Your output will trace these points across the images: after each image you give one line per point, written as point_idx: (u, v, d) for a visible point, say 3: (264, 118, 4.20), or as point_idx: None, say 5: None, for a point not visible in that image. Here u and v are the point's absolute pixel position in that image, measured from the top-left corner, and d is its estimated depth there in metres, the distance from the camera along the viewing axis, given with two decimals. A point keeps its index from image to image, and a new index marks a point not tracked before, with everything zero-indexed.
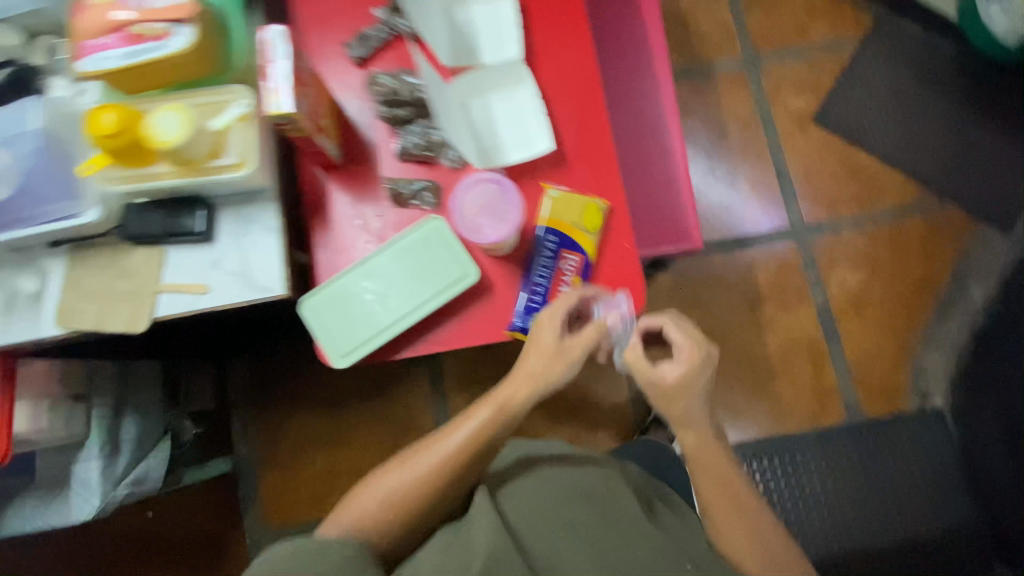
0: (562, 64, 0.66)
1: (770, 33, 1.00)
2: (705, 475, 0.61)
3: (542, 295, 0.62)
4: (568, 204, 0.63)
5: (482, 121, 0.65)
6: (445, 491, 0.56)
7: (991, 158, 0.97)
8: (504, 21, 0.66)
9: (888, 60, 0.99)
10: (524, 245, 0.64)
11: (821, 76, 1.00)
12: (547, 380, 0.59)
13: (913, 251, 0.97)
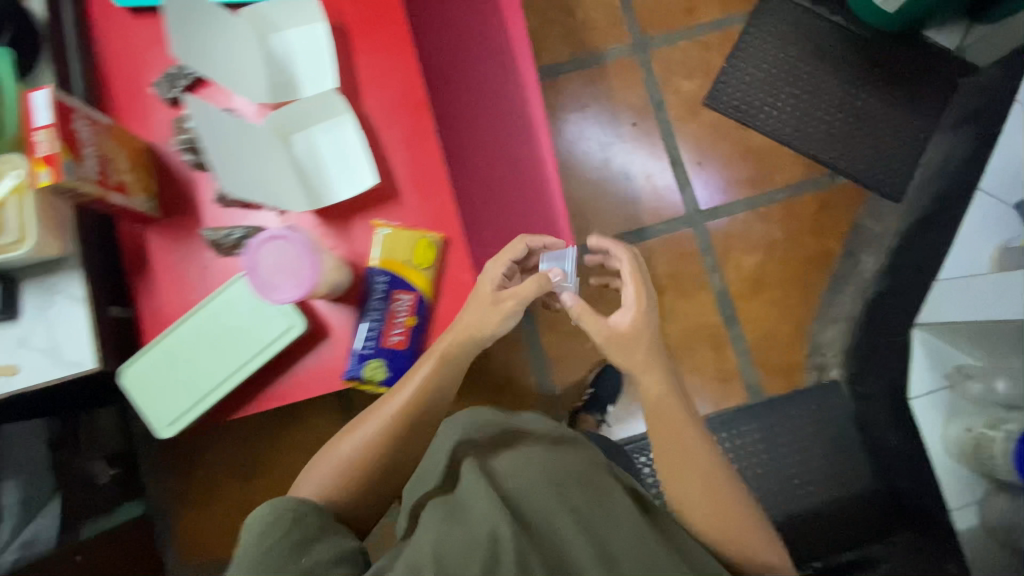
0: (388, 85, 0.63)
1: (659, 19, 1.18)
2: (664, 433, 0.61)
3: (374, 341, 0.58)
4: (397, 239, 0.59)
5: (307, 159, 0.62)
6: (393, 453, 0.58)
7: (875, 123, 1.13)
8: (320, 48, 0.63)
9: (776, 38, 1.15)
10: (358, 288, 0.60)
11: (710, 58, 1.17)
12: (478, 334, 0.59)
13: (809, 229, 1.11)
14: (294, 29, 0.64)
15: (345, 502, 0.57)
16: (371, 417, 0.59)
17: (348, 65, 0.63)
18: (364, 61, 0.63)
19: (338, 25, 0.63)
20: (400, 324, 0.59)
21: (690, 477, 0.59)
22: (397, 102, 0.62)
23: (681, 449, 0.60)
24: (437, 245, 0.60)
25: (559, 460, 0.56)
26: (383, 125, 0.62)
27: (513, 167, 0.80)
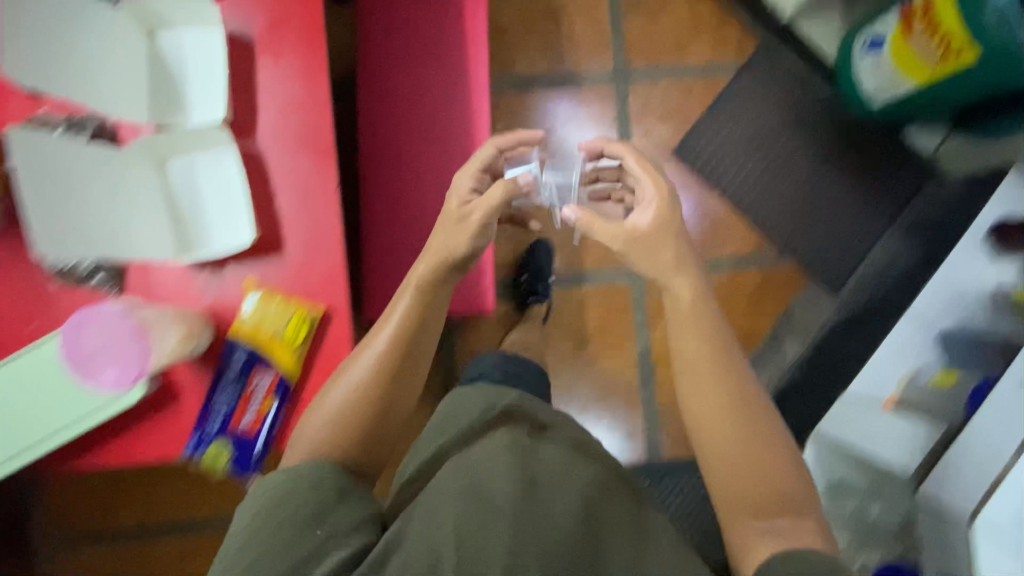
0: (298, 120, 0.73)
1: (644, 42, 1.11)
2: (710, 386, 0.59)
3: (224, 413, 0.73)
4: (270, 314, 0.72)
5: (178, 190, 0.73)
6: (384, 398, 0.60)
7: (839, 205, 1.10)
8: (204, 63, 0.73)
9: (751, 93, 1.10)
10: (223, 355, 0.73)
11: (689, 98, 1.10)
12: (449, 256, 0.63)
13: (748, 307, 1.10)
14: (183, 40, 0.74)
15: (344, 456, 0.58)
16: (356, 363, 0.61)
17: (253, 111, 0.73)
18: (265, 108, 0.73)
19: (245, 52, 0.73)
20: (256, 404, 0.73)
21: (715, 414, 0.58)
22: (296, 149, 0.73)
23: (704, 381, 0.59)
24: (307, 329, 0.73)
25: (586, 470, 0.61)
26: (281, 169, 0.73)
27: (432, 178, 0.89)
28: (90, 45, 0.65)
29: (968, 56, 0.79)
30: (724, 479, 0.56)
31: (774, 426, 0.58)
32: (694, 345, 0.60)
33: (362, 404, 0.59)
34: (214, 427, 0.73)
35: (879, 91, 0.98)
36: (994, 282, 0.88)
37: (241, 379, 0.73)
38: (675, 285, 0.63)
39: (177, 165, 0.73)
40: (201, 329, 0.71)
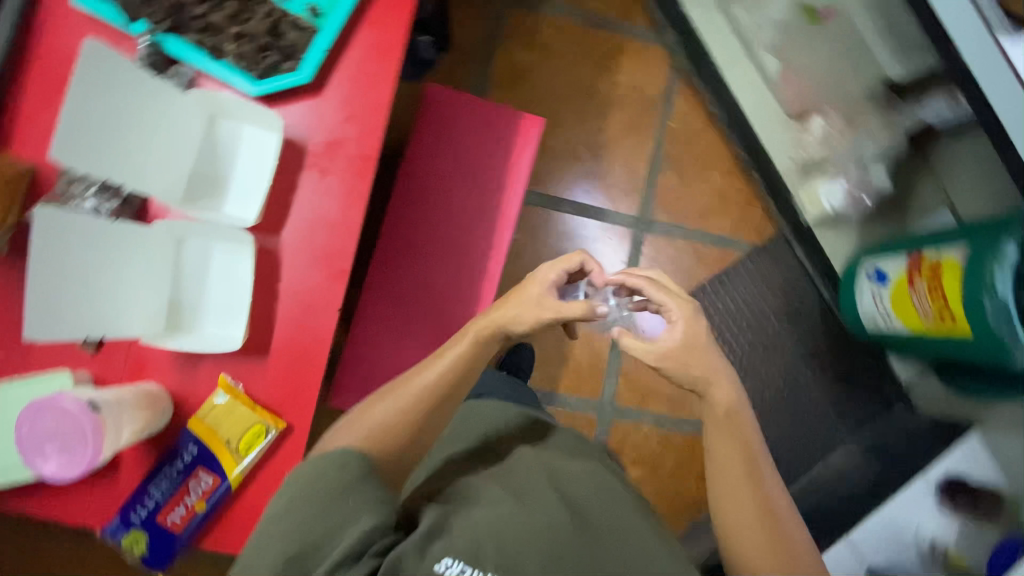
0: (335, 231, 0.80)
1: (667, 216, 1.60)
2: (730, 471, 0.72)
3: (153, 506, 0.74)
4: (231, 417, 0.76)
5: (194, 269, 0.77)
6: (417, 424, 0.70)
7: (771, 380, 1.57)
8: (261, 163, 0.78)
9: (736, 284, 1.60)
10: (172, 446, 0.76)
11: (689, 270, 1.60)
12: (507, 325, 0.77)
13: (692, 465, 1.41)
14: (244, 133, 0.78)
15: (377, 457, 0.66)
16: (400, 393, 0.71)
17: (286, 211, 0.80)
18: (298, 212, 0.80)
19: (301, 161, 0.80)
20: (187, 505, 0.75)
21: (734, 475, 0.71)
22: (318, 253, 0.80)
23: (728, 477, 0.72)
24: (265, 439, 0.76)
25: (604, 478, 0.79)
26: (307, 272, 0.79)
27: (456, 288, 1.10)
28: (153, 136, 0.69)
29: (961, 327, 1.07)
30: (748, 541, 0.68)
31: (785, 504, 0.71)
32: (727, 450, 0.73)
33: (402, 422, 0.69)
34: (138, 517, 0.74)
35: (869, 310, 1.36)
36: (932, 534, 1.11)
37: (183, 476, 0.75)
38: (719, 395, 0.74)
39: (195, 249, 0.77)
40: (159, 414, 0.73)
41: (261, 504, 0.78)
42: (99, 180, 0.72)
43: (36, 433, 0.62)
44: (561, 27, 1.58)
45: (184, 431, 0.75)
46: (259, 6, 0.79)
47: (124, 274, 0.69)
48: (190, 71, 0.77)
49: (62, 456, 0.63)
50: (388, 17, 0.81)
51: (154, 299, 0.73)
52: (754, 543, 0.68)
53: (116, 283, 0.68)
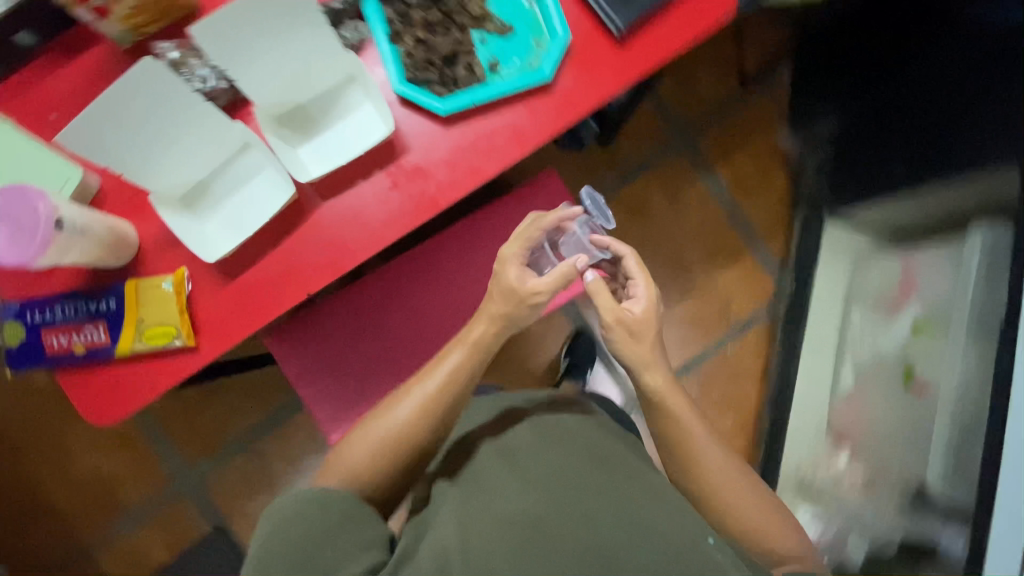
0: (364, 233, 0.81)
1: None
2: (702, 461, 0.81)
3: (45, 319, 0.75)
4: (162, 306, 0.77)
5: (239, 173, 0.80)
6: (428, 426, 0.76)
7: None
8: (354, 138, 0.80)
9: None
10: (100, 287, 0.77)
11: None
12: (499, 317, 0.81)
13: None
14: (362, 108, 0.81)
15: (377, 479, 0.74)
16: (411, 395, 0.77)
17: (340, 190, 0.81)
18: (349, 197, 0.81)
19: (384, 161, 0.81)
20: (71, 340, 0.75)
21: (706, 462, 0.81)
22: (336, 241, 0.81)
23: (700, 473, 0.81)
24: (170, 344, 0.77)
25: (577, 457, 0.74)
26: (316, 244, 0.80)
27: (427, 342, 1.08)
28: (286, 58, 0.74)
29: None
30: (734, 511, 0.80)
31: (732, 469, 0.81)
32: (704, 449, 0.81)
33: (400, 448, 0.75)
34: (29, 319, 0.75)
35: None
36: None
37: (86, 316, 0.75)
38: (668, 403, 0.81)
39: (253, 158, 0.79)
40: (110, 257, 0.75)
41: (127, 386, 0.78)
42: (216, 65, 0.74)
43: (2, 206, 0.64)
44: (704, 200, 1.57)
45: (116, 285, 0.77)
46: (454, 32, 0.82)
47: (178, 136, 0.73)
48: (360, 36, 0.79)
49: (9, 234, 0.64)
50: (545, 113, 0.83)
51: (186, 171, 0.77)
52: (743, 510, 0.80)
53: (168, 143, 0.73)
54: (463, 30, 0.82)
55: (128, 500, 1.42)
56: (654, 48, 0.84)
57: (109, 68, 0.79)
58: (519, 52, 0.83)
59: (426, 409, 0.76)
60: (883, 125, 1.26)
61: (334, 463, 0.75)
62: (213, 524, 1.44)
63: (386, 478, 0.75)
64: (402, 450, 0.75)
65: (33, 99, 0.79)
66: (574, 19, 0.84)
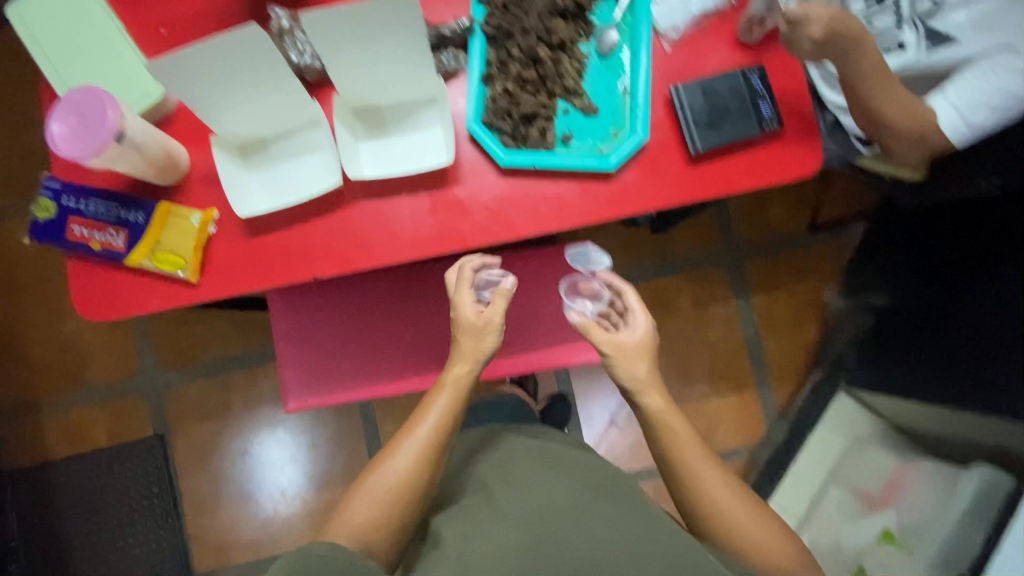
0: (387, 243, 0.83)
1: None
2: (708, 486, 0.77)
3: (76, 209, 0.78)
4: (183, 237, 0.80)
5: (299, 145, 0.84)
6: (423, 468, 0.77)
7: None
8: (413, 157, 0.84)
9: None
10: (136, 199, 0.81)
11: None
12: (477, 355, 0.82)
13: None
14: (430, 131, 0.84)
15: (384, 538, 0.74)
16: (403, 444, 0.78)
17: (381, 197, 0.83)
18: (387, 206, 0.83)
19: (431, 185, 0.83)
20: (91, 235, 0.79)
21: (715, 486, 0.77)
22: (359, 240, 0.83)
23: (706, 499, 0.77)
24: (176, 273, 0.80)
25: (574, 486, 0.77)
26: (340, 236, 0.83)
27: (406, 358, 1.08)
28: (380, 66, 0.77)
29: None
30: (749, 542, 0.74)
31: (737, 485, 0.78)
32: (711, 475, 0.78)
33: (399, 503, 0.75)
34: (61, 201, 0.79)
35: None
36: None
37: (113, 221, 0.79)
38: (677, 432, 0.80)
39: (317, 137, 0.83)
40: (160, 176, 0.79)
41: (124, 296, 0.81)
42: (311, 51, 0.78)
43: (79, 101, 0.68)
44: (729, 322, 1.55)
45: (149, 204, 0.80)
46: (542, 94, 0.83)
47: (257, 97, 0.76)
48: (456, 66, 0.82)
49: (75, 125, 0.68)
50: (598, 199, 0.84)
51: (251, 126, 0.80)
52: (761, 541, 0.74)
53: (243, 99, 0.76)
54: (551, 95, 0.83)
55: (93, 374, 1.48)
56: (721, 176, 0.85)
57: (227, 8, 0.84)
58: (594, 135, 0.85)
59: (418, 455, 0.77)
60: (923, 327, 1.21)
61: (343, 522, 0.74)
62: (158, 430, 1.49)
63: (394, 531, 0.75)
64: (401, 501, 0.75)
65: (150, 7, 0.84)
66: (658, 122, 0.84)
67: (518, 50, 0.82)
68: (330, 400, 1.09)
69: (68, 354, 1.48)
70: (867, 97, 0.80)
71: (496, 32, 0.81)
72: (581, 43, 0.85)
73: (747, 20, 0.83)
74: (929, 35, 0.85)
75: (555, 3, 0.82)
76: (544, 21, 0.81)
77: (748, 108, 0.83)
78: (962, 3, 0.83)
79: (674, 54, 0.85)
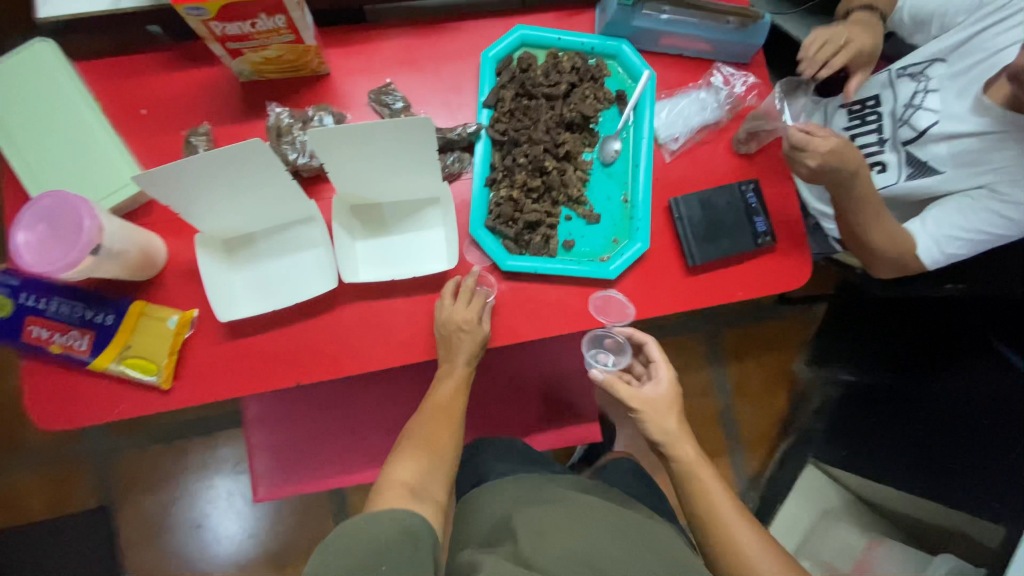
0: (380, 344, 0.79)
1: None
2: (738, 535, 0.73)
3: (34, 306, 0.71)
4: (158, 339, 0.74)
5: (290, 243, 0.79)
6: (455, 430, 0.77)
7: None
8: (412, 258, 0.81)
9: None
10: (106, 296, 0.74)
11: None
12: (476, 353, 0.79)
13: None
14: (428, 231, 0.82)
15: (427, 497, 0.67)
16: (432, 415, 0.77)
17: (377, 295, 0.79)
18: (381, 307, 0.79)
19: (429, 285, 0.80)
20: (51, 336, 0.71)
21: (743, 536, 0.72)
22: (349, 341, 0.79)
23: (733, 552, 0.72)
24: (147, 380, 0.73)
25: (596, 521, 0.74)
26: (330, 335, 0.78)
27: (387, 445, 1.03)
28: (384, 171, 0.74)
29: None
30: None
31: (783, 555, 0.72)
32: (740, 525, 0.74)
33: (432, 470, 0.70)
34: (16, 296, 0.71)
35: None
36: None
37: (78, 321, 0.72)
38: (705, 480, 0.78)
39: (309, 235, 0.79)
40: (136, 274, 0.73)
41: (84, 400, 0.74)
42: (310, 146, 0.75)
43: (46, 208, 0.62)
44: (705, 389, 1.57)
45: (120, 303, 0.73)
46: (545, 202, 0.83)
47: (252, 200, 0.72)
48: (460, 168, 0.81)
49: (43, 233, 0.62)
50: (598, 307, 0.83)
51: (241, 223, 0.76)
52: None
53: (235, 199, 0.71)
54: (554, 202, 0.83)
55: (23, 442, 1.33)
56: (718, 286, 0.85)
57: (225, 96, 0.81)
58: (595, 243, 0.85)
59: (436, 426, 0.76)
60: (882, 415, 1.27)
61: (389, 482, 0.67)
62: (101, 500, 1.33)
63: (443, 489, 0.70)
64: (433, 467, 0.71)
65: (135, 86, 0.79)
66: (657, 230, 0.85)
67: (524, 157, 0.81)
68: (304, 489, 1.01)
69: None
70: (858, 219, 0.85)
71: (502, 137, 0.82)
72: (584, 151, 0.86)
73: (744, 132, 0.86)
74: (911, 161, 0.90)
75: (563, 115, 0.83)
76: (551, 133, 0.83)
77: (744, 222, 0.85)
78: (945, 136, 0.86)
79: (674, 164, 0.87)
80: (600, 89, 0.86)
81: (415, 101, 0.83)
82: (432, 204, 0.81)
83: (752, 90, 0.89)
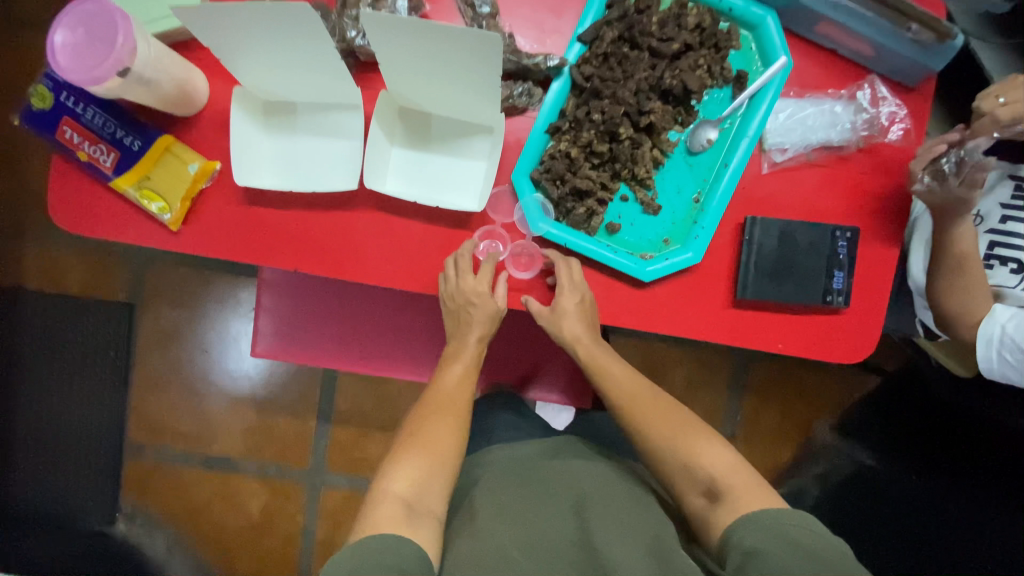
0: (385, 260, 0.75)
1: None
2: (649, 407, 0.74)
3: (70, 108, 0.70)
4: (176, 181, 0.72)
5: (326, 123, 0.74)
6: (459, 420, 0.76)
7: None
8: (443, 182, 0.75)
9: None
10: (139, 121, 0.73)
11: None
12: (492, 320, 0.78)
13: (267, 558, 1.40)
14: (468, 159, 0.75)
15: (417, 499, 0.66)
16: (436, 408, 0.76)
17: (398, 209, 0.74)
18: (399, 224, 0.74)
19: (452, 218, 0.74)
20: (81, 144, 0.71)
21: (657, 417, 0.73)
22: (357, 246, 0.75)
23: (653, 436, 0.72)
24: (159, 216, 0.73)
25: (557, 516, 0.70)
26: (341, 230, 0.75)
27: (379, 350, 1.03)
28: (439, 82, 0.66)
29: None
30: (699, 466, 0.68)
31: (693, 429, 0.71)
32: (650, 413, 0.73)
33: (428, 464, 0.70)
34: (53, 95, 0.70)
35: None
36: None
37: (107, 137, 0.71)
38: (616, 371, 0.78)
39: (344, 120, 0.74)
40: (169, 109, 0.70)
41: (102, 215, 0.75)
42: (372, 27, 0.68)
43: (87, 15, 0.59)
44: (712, 412, 1.35)
45: (150, 132, 0.72)
46: (605, 172, 0.73)
47: (297, 67, 0.67)
48: (525, 103, 0.72)
49: (81, 38, 0.59)
50: (618, 304, 0.75)
51: (283, 88, 0.71)
52: (718, 464, 0.67)
53: (278, 60, 0.66)
54: (614, 176, 0.73)
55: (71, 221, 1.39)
56: (759, 328, 0.75)
57: None
58: (641, 234, 0.75)
59: (437, 416, 0.75)
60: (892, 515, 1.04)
61: (385, 494, 0.66)
62: (129, 299, 1.39)
63: (442, 500, 0.69)
64: (435, 463, 0.70)
65: None
66: (717, 245, 0.74)
67: (600, 113, 0.71)
68: (294, 360, 1.04)
69: (35, 191, 1.33)
70: None
71: (583, 82, 0.71)
72: (672, 129, 0.73)
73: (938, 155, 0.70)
74: None
75: (661, 80, 0.71)
76: (639, 95, 0.71)
77: (820, 271, 0.72)
78: None
79: (768, 178, 0.73)
80: (719, 63, 0.72)
81: (503, 13, 0.72)
82: (481, 130, 0.73)
83: (897, 123, 0.72)
